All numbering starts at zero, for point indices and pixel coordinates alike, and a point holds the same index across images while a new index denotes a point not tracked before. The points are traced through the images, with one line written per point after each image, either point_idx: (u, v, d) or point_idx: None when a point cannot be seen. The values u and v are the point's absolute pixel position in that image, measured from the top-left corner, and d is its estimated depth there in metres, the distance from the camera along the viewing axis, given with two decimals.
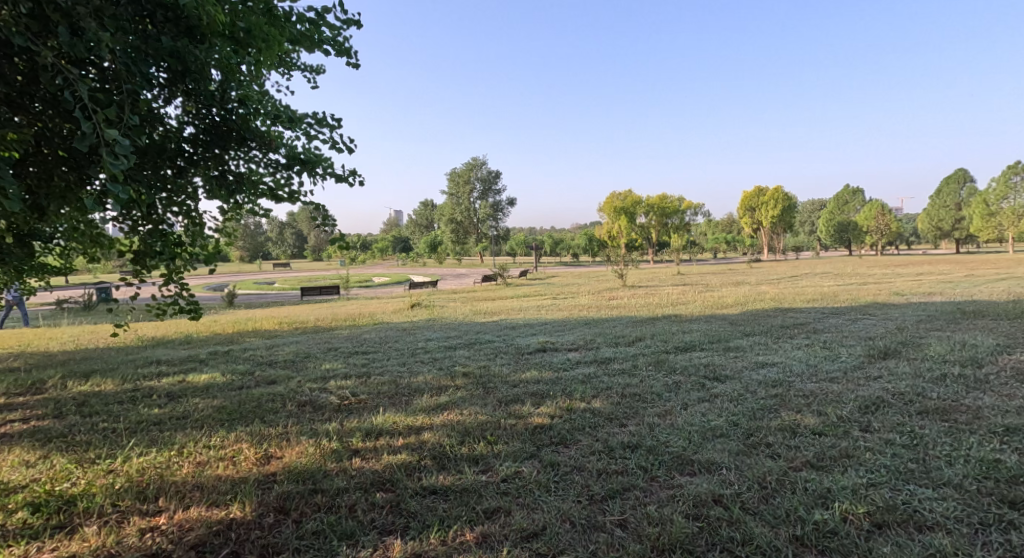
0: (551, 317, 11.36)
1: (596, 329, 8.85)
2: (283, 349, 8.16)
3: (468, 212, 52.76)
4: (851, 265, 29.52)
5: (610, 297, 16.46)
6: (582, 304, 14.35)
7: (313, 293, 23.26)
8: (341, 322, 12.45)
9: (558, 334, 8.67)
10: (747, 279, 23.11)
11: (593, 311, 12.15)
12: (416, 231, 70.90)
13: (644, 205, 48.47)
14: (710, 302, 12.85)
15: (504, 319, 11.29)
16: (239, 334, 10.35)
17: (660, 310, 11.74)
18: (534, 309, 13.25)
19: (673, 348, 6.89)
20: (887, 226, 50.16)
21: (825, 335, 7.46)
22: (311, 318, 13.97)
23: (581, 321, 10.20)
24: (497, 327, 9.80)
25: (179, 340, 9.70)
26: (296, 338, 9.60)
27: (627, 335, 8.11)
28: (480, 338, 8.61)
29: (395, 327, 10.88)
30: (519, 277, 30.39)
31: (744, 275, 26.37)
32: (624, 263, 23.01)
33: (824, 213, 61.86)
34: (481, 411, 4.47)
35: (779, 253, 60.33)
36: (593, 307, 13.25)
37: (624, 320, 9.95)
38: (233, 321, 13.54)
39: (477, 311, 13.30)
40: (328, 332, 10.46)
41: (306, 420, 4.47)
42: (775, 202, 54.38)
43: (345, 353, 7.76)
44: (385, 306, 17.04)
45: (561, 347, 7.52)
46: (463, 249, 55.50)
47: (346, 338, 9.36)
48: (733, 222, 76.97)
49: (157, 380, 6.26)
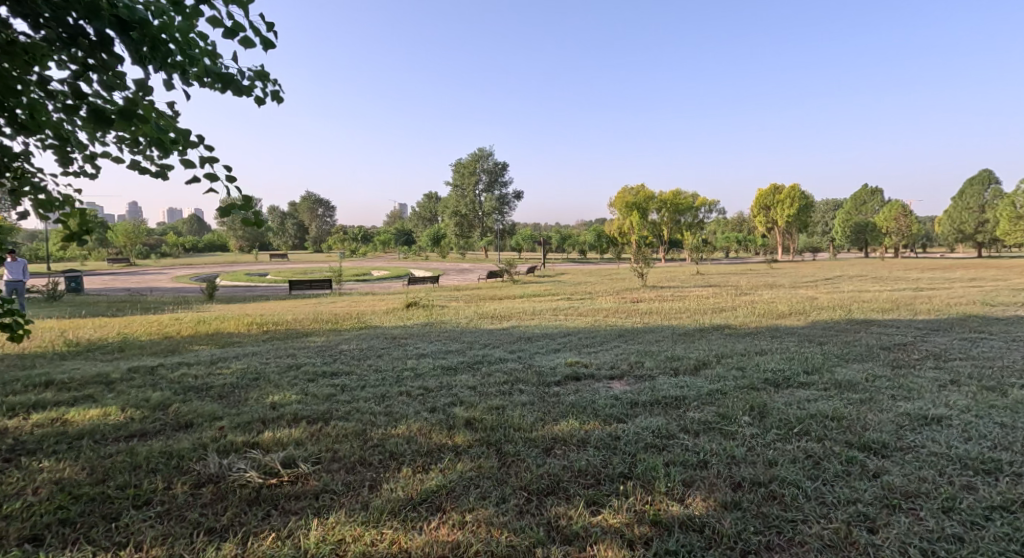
0: (572, 325, 9.41)
1: (639, 347, 6.88)
2: (229, 368, 6.18)
3: (472, 205, 50.82)
4: (882, 267, 27.37)
5: (634, 300, 14.48)
6: (604, 308, 12.39)
7: (303, 287, 21.29)
8: (326, 325, 10.53)
9: (589, 353, 6.70)
10: (778, 280, 21.01)
11: (621, 318, 10.20)
12: (419, 222, 68.85)
13: (657, 200, 46.33)
14: (759, 309, 10.85)
15: (518, 326, 9.34)
16: (189, 340, 8.38)
17: (703, 318, 9.78)
18: (550, 314, 11.30)
19: (762, 382, 4.92)
20: (908, 228, 47.87)
21: (959, 364, 5.49)
22: (291, 318, 12.00)
23: (613, 333, 8.23)
24: (510, 339, 7.84)
25: (112, 349, 7.74)
26: (258, 347, 7.64)
27: (684, 357, 6.13)
28: (491, 354, 6.66)
29: (384, 333, 8.95)
30: (526, 273, 28.44)
31: (771, 276, 24.26)
32: (643, 261, 20.95)
33: (840, 213, 59.56)
34: (497, 527, 2.54)
35: (794, 253, 58.15)
36: (619, 312, 11.30)
37: (667, 333, 7.97)
38: (197, 320, 11.57)
39: (483, 314, 11.36)
40: (300, 340, 8.49)
41: (188, 531, 2.54)
42: (791, 201, 52.20)
43: (308, 376, 5.81)
44: (378, 304, 15.12)
45: (601, 375, 5.56)
46: (467, 243, 53.48)
47: (319, 350, 7.40)
48: (744, 220, 74.79)
49: (20, 418, 4.32)
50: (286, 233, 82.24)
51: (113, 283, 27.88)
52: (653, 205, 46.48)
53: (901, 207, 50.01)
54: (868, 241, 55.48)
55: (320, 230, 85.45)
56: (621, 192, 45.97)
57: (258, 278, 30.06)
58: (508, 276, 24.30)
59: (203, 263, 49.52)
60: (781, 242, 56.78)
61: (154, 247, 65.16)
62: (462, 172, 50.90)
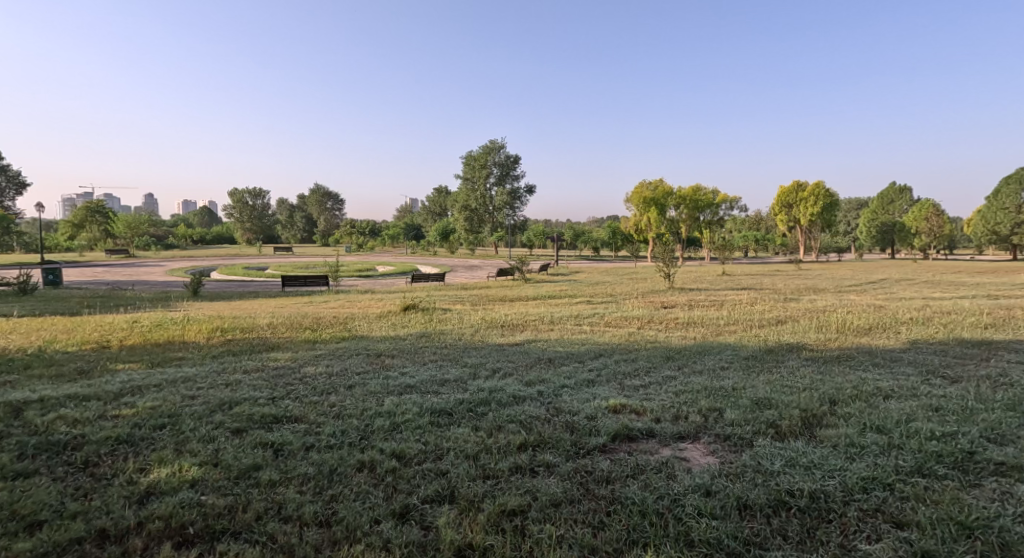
0: (603, 340, 7.58)
1: (703, 381, 5.06)
2: (135, 405, 4.43)
3: (483, 199, 48.99)
4: (922, 270, 25.23)
5: (666, 306, 12.61)
6: (634, 316, 10.54)
7: (297, 284, 19.63)
8: (305, 334, 8.82)
9: (636, 390, 4.92)
10: (818, 283, 19.04)
11: (659, 332, 8.39)
12: (429, 217, 66.87)
13: (675, 196, 44.30)
14: (826, 321, 8.94)
15: (535, 341, 7.54)
16: (120, 356, 6.70)
17: (762, 334, 7.92)
18: (571, 323, 9.48)
19: (928, 449, 3.14)
20: (941, 229, 45.25)
21: None
22: (269, 322, 10.32)
23: (660, 355, 6.41)
24: (527, 362, 6.01)
25: (13, 366, 6.05)
26: (197, 369, 5.89)
27: (773, 398, 4.33)
28: (503, 388, 4.89)
29: (368, 348, 7.21)
30: (539, 271, 26.60)
31: (806, 278, 22.15)
32: (669, 261, 18.94)
33: (866, 211, 56.98)
34: None
35: (817, 252, 55.67)
36: (653, 322, 9.44)
37: (730, 358, 6.14)
38: (156, 325, 9.89)
39: (493, 322, 9.59)
40: (261, 356, 6.71)
41: None
42: (815, 198, 49.86)
43: (239, 422, 4.07)
44: (371, 306, 13.40)
45: (662, 431, 3.77)
46: (477, 238, 51.80)
47: (277, 374, 5.64)
48: (762, 219, 72.37)
49: None
50: (294, 225, 80.94)
51: (104, 277, 26.33)
52: (672, 201, 44.33)
53: (932, 205, 47.48)
54: (896, 242, 52.94)
55: (329, 223, 83.89)
56: (638, 187, 44.03)
57: (256, 273, 28.41)
58: (520, 275, 22.40)
59: (206, 255, 48.30)
60: (804, 241, 54.30)
61: (159, 238, 63.95)
62: (474, 165, 49.15)
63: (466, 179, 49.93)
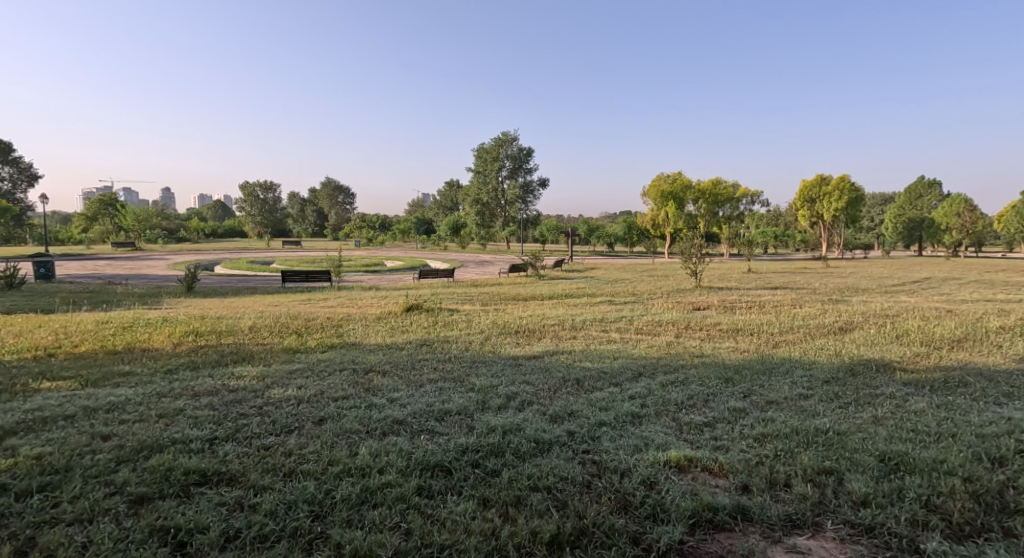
0: (640, 354, 6.29)
1: (787, 418, 3.80)
2: (16, 451, 3.24)
3: (495, 192, 47.70)
4: (962, 267, 23.72)
5: (699, 308, 11.25)
6: (666, 320, 9.20)
7: (298, 279, 18.55)
8: (289, 340, 7.63)
9: (698, 432, 3.68)
10: (857, 282, 17.63)
11: (701, 341, 7.12)
12: (440, 212, 65.53)
13: (694, 190, 42.73)
14: (900, 328, 7.54)
15: (557, 354, 6.27)
16: (56, 369, 5.54)
17: (829, 345, 6.61)
18: (596, 329, 8.22)
19: None
20: (974, 224, 43.23)
21: None
22: (253, 324, 9.15)
23: (715, 377, 5.12)
24: (550, 387, 4.77)
25: None
26: (134, 390, 4.70)
27: (908, 451, 3.08)
28: (522, 429, 3.68)
29: (355, 361, 6.02)
30: (554, 268, 25.40)
31: (840, 276, 20.75)
32: (696, 257, 17.51)
33: (892, 207, 55.04)
34: None
35: (840, 249, 53.89)
36: (692, 329, 8.10)
37: (806, 382, 4.84)
38: (127, 326, 8.78)
39: (506, 326, 8.36)
40: (224, 371, 5.51)
41: None
42: (840, 193, 48.04)
43: (149, 485, 2.88)
44: (372, 305, 12.24)
45: (763, 515, 2.55)
46: (488, 233, 50.66)
47: (230, 399, 4.43)
48: (781, 215, 70.64)
49: None
50: (305, 220, 80.36)
51: (104, 270, 25.49)
52: (690, 195, 42.80)
53: (964, 200, 45.52)
54: (923, 238, 51.01)
55: (339, 217, 83.05)
56: (656, 180, 42.57)
57: (259, 267, 27.36)
58: (534, 271, 21.12)
59: (214, 249, 47.49)
60: (826, 237, 52.50)
61: (170, 231, 63.55)
62: (485, 157, 48.08)
63: (478, 172, 48.76)
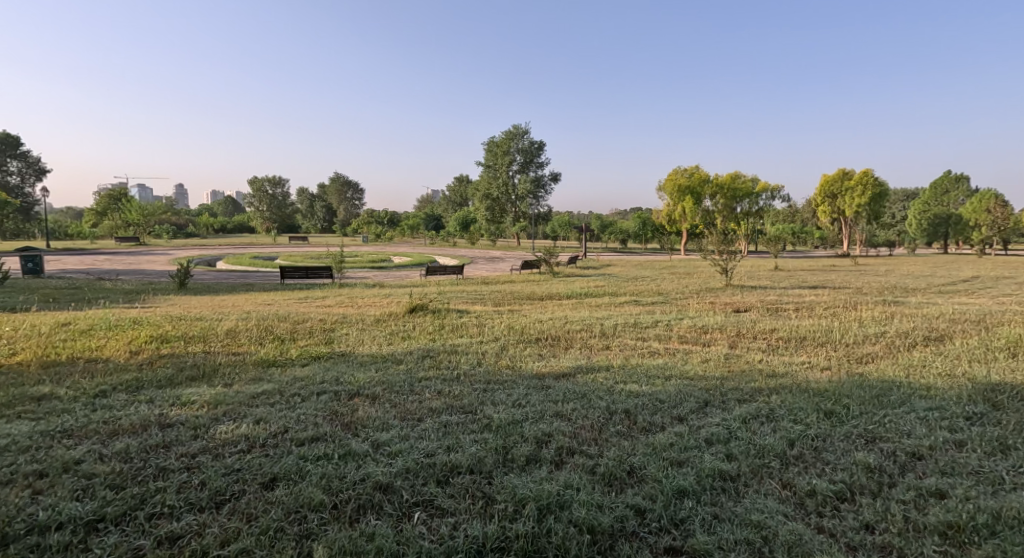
0: (696, 373, 5.00)
1: (962, 488, 2.56)
2: None
3: (505, 187, 46.42)
4: (1005, 266, 22.14)
5: (740, 311, 9.92)
6: (711, 325, 7.88)
7: (297, 275, 17.38)
8: (267, 349, 6.41)
9: (834, 513, 2.44)
10: (900, 281, 16.19)
11: (764, 353, 5.85)
12: (449, 208, 64.48)
13: (712, 183, 41.20)
14: (1006, 339, 6.18)
15: (592, 373, 4.98)
16: None
17: (930, 362, 5.29)
18: (631, 336, 6.94)
19: None
20: (1005, 221, 41.31)
21: None
22: (233, 327, 7.96)
23: (811, 409, 3.83)
24: (593, 426, 3.53)
25: None
26: (30, 425, 3.48)
27: None
28: (566, 508, 2.47)
29: (339, 381, 4.78)
30: (568, 265, 24.10)
31: (877, 275, 19.27)
32: (726, 255, 16.12)
33: (916, 203, 53.16)
34: None
35: (862, 246, 52.09)
36: (747, 337, 6.78)
37: (945, 420, 3.54)
38: (87, 329, 7.61)
39: (524, 333, 7.10)
40: (164, 395, 4.26)
41: None
42: (863, 188, 46.28)
43: None
44: (372, 305, 11.03)
45: None
46: (499, 229, 49.40)
47: (152, 440, 3.21)
48: (798, 212, 68.81)
49: None
50: (313, 216, 79.51)
51: (100, 265, 24.49)
52: (708, 189, 41.31)
53: (993, 196, 43.65)
54: (949, 236, 49.10)
55: (347, 213, 82.11)
56: (672, 174, 41.13)
57: (261, 263, 26.30)
58: (548, 267, 19.82)
59: (218, 244, 46.69)
60: (848, 234, 50.72)
61: (176, 226, 62.83)
62: (495, 151, 46.86)
63: (489, 166, 47.51)
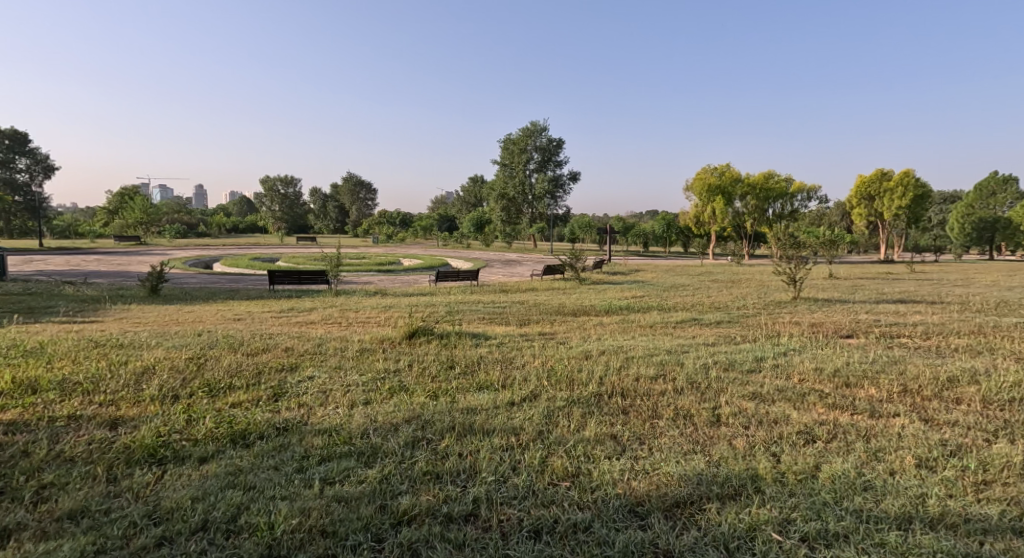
0: (955, 510, 2.50)
1: None
2: None
3: (522, 187, 43.96)
4: None
5: (848, 340, 7.36)
6: (840, 369, 5.34)
7: (287, 281, 15.07)
8: (170, 413, 3.99)
9: None
10: (998, 295, 13.39)
11: (1005, 444, 3.32)
12: (463, 208, 62.14)
13: (743, 183, 38.31)
14: None
15: (744, 515, 2.50)
16: None
17: None
18: (740, 395, 4.43)
19: None
20: None
21: None
22: (153, 362, 5.58)
23: None
24: None
25: None
26: None
27: None
28: None
29: (236, 529, 2.34)
30: (594, 270, 21.54)
31: (959, 286, 16.45)
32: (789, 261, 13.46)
33: (959, 206, 49.70)
34: None
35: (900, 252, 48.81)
36: (930, 400, 4.25)
37: None
38: None
39: (572, 385, 4.63)
40: None
41: None
42: (904, 189, 43.08)
43: None
44: (358, 324, 8.64)
45: None
46: (515, 230, 46.98)
47: None
48: (828, 215, 65.51)
49: None
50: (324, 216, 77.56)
51: (83, 267, 22.45)
52: (739, 189, 38.45)
53: None
54: (995, 241, 45.76)
55: (358, 213, 80.06)
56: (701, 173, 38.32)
57: (256, 265, 23.94)
58: (575, 273, 17.29)
59: (224, 246, 44.59)
60: (885, 239, 47.49)
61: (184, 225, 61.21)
62: (512, 150, 44.38)
63: (504, 164, 44.98)
